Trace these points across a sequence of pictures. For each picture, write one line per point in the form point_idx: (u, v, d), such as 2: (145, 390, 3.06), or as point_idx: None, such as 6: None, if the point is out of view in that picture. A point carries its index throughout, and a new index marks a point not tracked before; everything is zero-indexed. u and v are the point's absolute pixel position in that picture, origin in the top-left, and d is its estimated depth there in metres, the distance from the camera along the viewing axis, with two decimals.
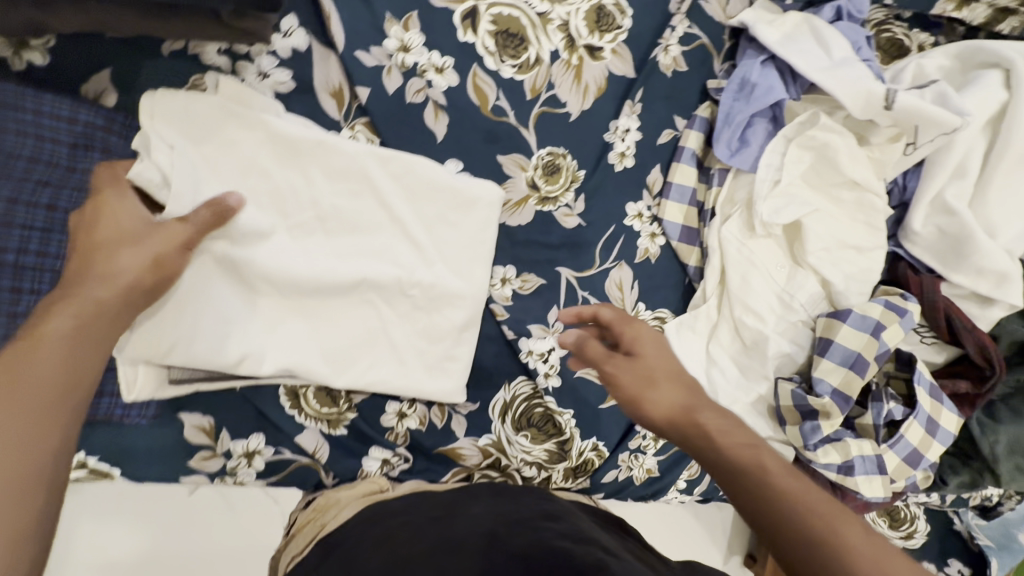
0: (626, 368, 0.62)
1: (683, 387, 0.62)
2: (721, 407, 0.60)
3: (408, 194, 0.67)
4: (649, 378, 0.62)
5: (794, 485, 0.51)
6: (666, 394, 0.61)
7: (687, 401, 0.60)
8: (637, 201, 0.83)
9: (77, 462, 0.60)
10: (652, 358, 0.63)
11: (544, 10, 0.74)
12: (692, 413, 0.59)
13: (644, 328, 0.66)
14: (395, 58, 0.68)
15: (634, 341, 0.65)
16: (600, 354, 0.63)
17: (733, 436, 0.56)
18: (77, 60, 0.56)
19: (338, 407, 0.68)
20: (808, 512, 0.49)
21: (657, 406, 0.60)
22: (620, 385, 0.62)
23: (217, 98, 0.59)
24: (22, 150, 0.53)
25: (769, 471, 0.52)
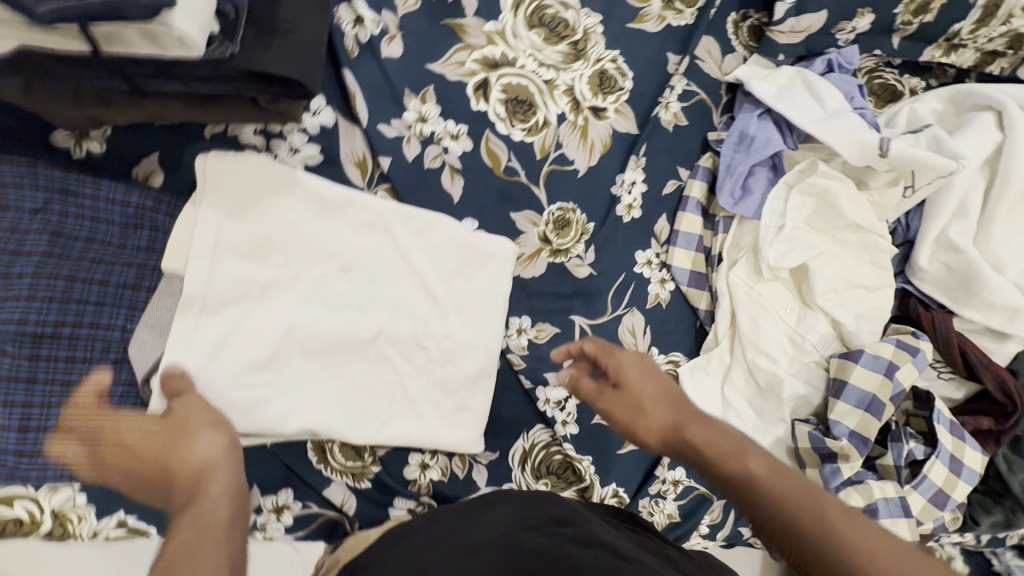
0: (614, 401, 0.67)
1: (670, 405, 0.65)
2: (708, 417, 0.63)
3: (428, 249, 0.70)
4: (637, 406, 0.66)
5: (776, 482, 0.55)
6: (656, 418, 0.65)
7: (673, 419, 0.64)
8: (646, 249, 0.86)
9: (116, 521, 0.60)
10: (638, 384, 0.67)
11: (550, 77, 0.80)
12: (682, 431, 0.63)
13: (627, 356, 0.68)
14: (413, 128, 0.73)
15: (619, 371, 0.67)
16: (592, 390, 0.68)
17: (720, 447, 0.60)
18: (131, 147, 0.62)
19: (362, 460, 0.70)
20: (791, 505, 0.53)
21: (651, 431, 0.64)
22: (616, 419, 0.67)
23: (259, 156, 0.63)
24: (81, 231, 0.58)
25: (753, 474, 0.56)
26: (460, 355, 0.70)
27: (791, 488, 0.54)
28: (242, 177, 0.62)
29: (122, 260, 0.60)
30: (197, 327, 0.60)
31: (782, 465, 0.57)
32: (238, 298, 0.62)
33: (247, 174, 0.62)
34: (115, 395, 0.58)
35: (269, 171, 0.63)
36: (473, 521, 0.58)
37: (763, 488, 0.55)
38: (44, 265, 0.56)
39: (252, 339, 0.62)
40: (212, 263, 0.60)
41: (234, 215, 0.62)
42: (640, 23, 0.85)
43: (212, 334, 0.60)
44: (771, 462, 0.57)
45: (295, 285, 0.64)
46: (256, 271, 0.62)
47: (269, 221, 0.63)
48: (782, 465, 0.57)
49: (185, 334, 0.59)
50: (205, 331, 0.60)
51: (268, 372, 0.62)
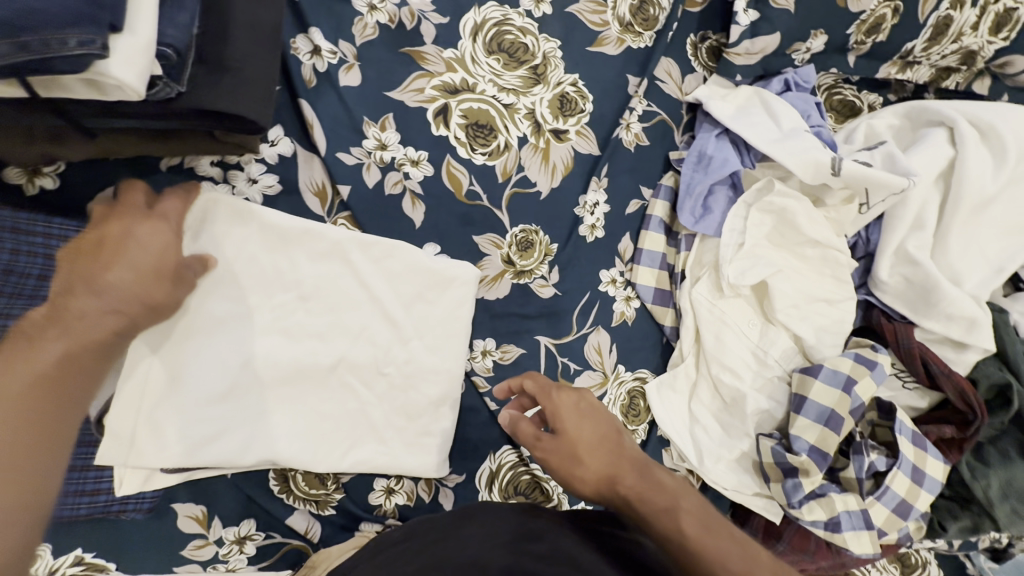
0: (553, 447, 0.65)
1: (608, 454, 0.65)
2: (642, 470, 0.64)
3: (388, 276, 0.70)
4: (573, 454, 0.64)
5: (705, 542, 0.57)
6: (594, 467, 0.64)
7: (609, 470, 0.64)
8: (610, 268, 0.87)
9: (72, 558, 0.60)
10: (575, 431, 0.65)
11: (510, 101, 0.81)
12: (618, 483, 0.63)
13: (565, 399, 0.67)
14: (373, 155, 0.74)
15: (556, 416, 0.66)
16: (531, 435, 0.67)
17: (656, 503, 0.61)
18: (85, 183, 0.62)
19: (326, 488, 0.70)
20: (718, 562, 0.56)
21: (586, 480, 0.63)
22: (553, 466, 0.65)
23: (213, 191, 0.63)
24: (33, 269, 0.58)
25: (685, 532, 0.58)
26: (421, 380, 0.71)
27: (721, 547, 0.57)
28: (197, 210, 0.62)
29: None
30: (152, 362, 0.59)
31: (713, 524, 0.60)
32: (193, 331, 0.61)
33: (202, 208, 0.63)
34: None
35: (224, 204, 0.63)
36: (433, 544, 0.57)
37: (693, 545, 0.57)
38: None
39: (208, 371, 0.62)
40: None
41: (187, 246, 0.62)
42: (599, 46, 0.86)
43: (167, 368, 0.60)
44: (702, 521, 0.60)
45: (253, 316, 0.64)
46: (212, 303, 0.62)
47: (224, 253, 0.63)
48: (712, 522, 0.60)
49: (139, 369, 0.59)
50: (161, 365, 0.60)
51: (225, 404, 0.62)
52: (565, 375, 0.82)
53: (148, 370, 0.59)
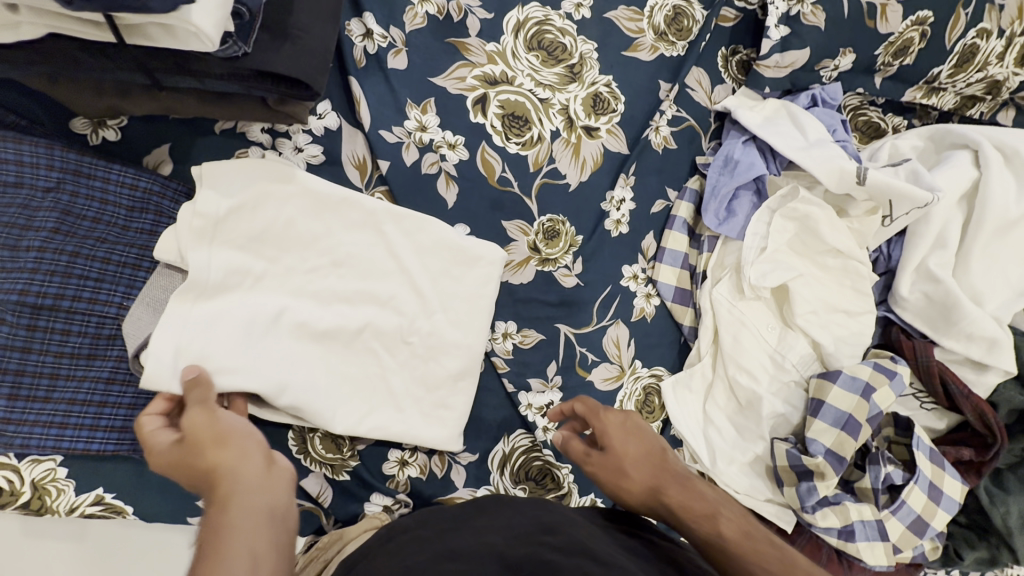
0: (600, 462, 0.68)
1: (652, 468, 0.66)
2: (685, 479, 0.65)
3: (418, 250, 0.73)
4: (620, 469, 0.67)
5: (745, 546, 0.58)
6: (638, 480, 0.66)
7: (653, 482, 0.65)
8: (632, 264, 0.89)
9: (94, 496, 0.61)
10: (621, 446, 0.68)
11: (546, 96, 0.84)
12: (661, 493, 0.64)
13: (611, 418, 0.70)
14: (413, 135, 0.77)
15: (604, 434, 0.69)
16: (580, 452, 0.70)
17: (696, 509, 0.62)
18: (144, 138, 0.66)
19: (341, 453, 0.71)
20: (757, 564, 0.56)
21: (632, 493, 0.66)
22: (601, 481, 0.68)
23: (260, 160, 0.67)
24: (89, 211, 0.61)
25: (725, 537, 0.59)
26: (443, 353, 0.72)
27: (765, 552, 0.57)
28: (246, 170, 0.66)
29: (125, 240, 0.62)
30: (190, 311, 0.61)
31: (751, 526, 0.60)
32: (230, 285, 0.64)
33: (252, 170, 0.66)
34: (104, 370, 0.60)
35: (273, 173, 0.66)
36: (458, 533, 0.57)
37: (732, 547, 0.58)
38: (52, 240, 0.59)
39: (240, 325, 0.63)
40: (197, 244, 0.62)
41: (232, 201, 0.64)
42: (634, 51, 0.90)
43: (204, 316, 0.61)
44: (740, 524, 0.60)
45: (288, 277, 0.67)
46: (247, 259, 0.65)
47: (268, 213, 0.66)
48: (753, 528, 0.60)
49: (174, 320, 0.60)
50: (197, 309, 0.61)
51: (254, 355, 0.63)
52: (582, 364, 0.83)
53: (175, 314, 0.60)
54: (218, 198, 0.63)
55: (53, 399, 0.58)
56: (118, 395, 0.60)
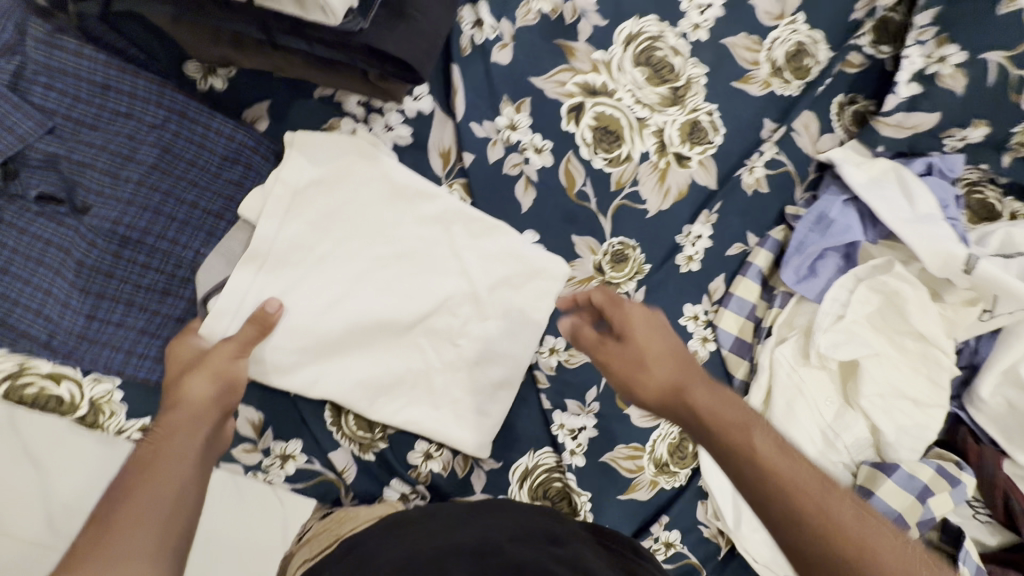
0: (617, 354, 0.62)
1: (676, 363, 0.59)
2: (712, 380, 0.58)
3: (482, 254, 0.70)
4: (638, 360, 0.60)
5: (790, 470, 0.49)
6: (658, 376, 0.59)
7: (677, 378, 0.58)
8: (695, 303, 0.85)
9: (140, 425, 0.63)
10: (645, 341, 0.61)
11: (643, 115, 0.81)
12: (686, 393, 0.57)
13: (636, 310, 0.63)
14: (502, 133, 0.76)
15: (626, 325, 0.63)
16: (593, 340, 0.64)
17: (727, 431, 0.53)
18: (245, 91, 0.67)
19: (372, 434, 0.71)
20: (799, 496, 0.47)
21: (651, 389, 0.59)
22: (614, 371, 0.62)
23: (349, 138, 0.67)
24: (186, 154, 0.63)
25: (758, 450, 0.50)
26: (489, 361, 0.71)
27: (813, 488, 0.48)
28: (332, 151, 0.66)
29: (214, 187, 0.64)
30: (253, 283, 0.62)
31: (789, 445, 0.51)
32: (296, 262, 0.63)
33: (339, 152, 0.66)
34: (175, 310, 0.62)
35: (356, 159, 0.66)
36: (462, 525, 0.58)
37: (766, 462, 0.49)
38: (150, 176, 0.61)
39: (301, 302, 0.63)
40: (272, 213, 0.63)
41: (314, 177, 0.65)
42: (745, 83, 0.85)
43: (263, 292, 0.62)
44: (776, 440, 0.52)
45: (351, 260, 0.65)
46: (317, 236, 0.64)
47: (342, 196, 0.66)
48: (792, 447, 0.51)
49: (240, 287, 0.61)
50: (266, 277, 0.62)
51: (308, 334, 0.63)
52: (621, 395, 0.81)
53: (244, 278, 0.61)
54: (305, 170, 0.64)
55: (124, 326, 0.60)
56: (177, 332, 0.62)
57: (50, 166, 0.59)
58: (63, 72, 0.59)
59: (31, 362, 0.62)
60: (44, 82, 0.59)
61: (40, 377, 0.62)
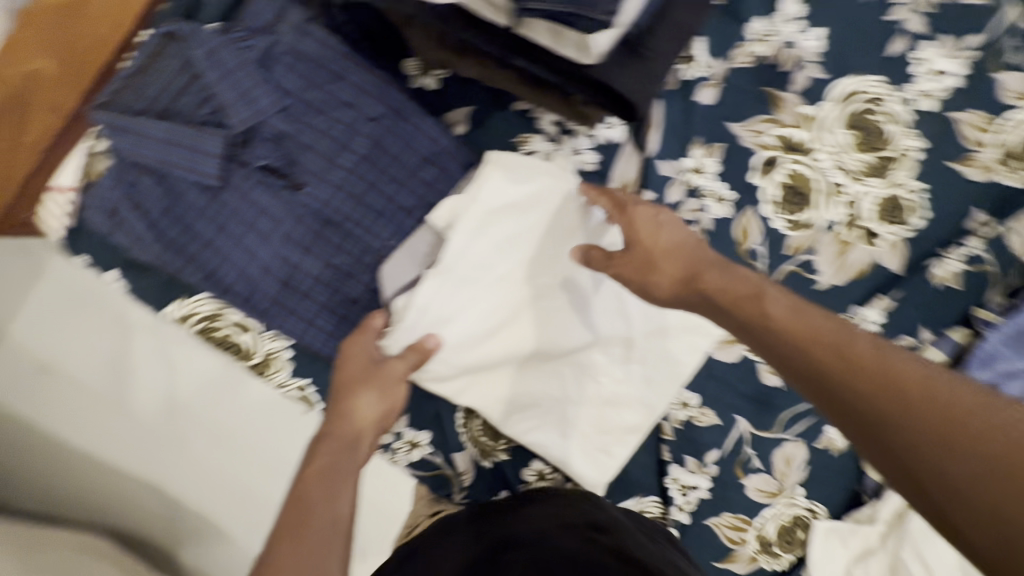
0: (626, 264, 0.60)
1: (689, 258, 0.57)
2: (725, 266, 0.56)
3: (643, 301, 0.68)
4: (649, 263, 0.59)
5: (863, 348, 0.43)
6: (669, 269, 0.58)
7: (690, 267, 0.57)
8: None
9: (300, 385, 0.69)
10: (649, 237, 0.59)
11: (839, 181, 0.73)
12: (697, 280, 0.56)
13: (641, 212, 0.60)
14: (686, 175, 0.73)
15: (631, 228, 0.60)
16: (601, 260, 0.61)
17: (805, 334, 0.46)
18: (452, 94, 0.69)
19: (495, 442, 0.74)
20: (847, 375, 0.42)
21: (664, 286, 0.58)
22: (627, 279, 0.60)
23: (550, 164, 0.66)
24: (393, 149, 0.65)
25: (770, 314, 0.49)
26: (624, 405, 0.69)
27: (823, 329, 0.46)
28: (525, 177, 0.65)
29: (409, 185, 0.66)
30: (437, 296, 0.63)
31: (804, 304, 0.50)
32: (475, 280, 0.64)
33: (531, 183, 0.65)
34: (353, 292, 0.65)
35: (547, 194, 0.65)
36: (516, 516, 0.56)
37: (784, 329, 0.48)
38: (360, 166, 0.65)
39: (471, 318, 0.65)
40: (465, 229, 0.63)
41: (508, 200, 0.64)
42: (965, 164, 0.72)
43: (442, 308, 0.63)
44: (790, 302, 0.50)
45: (521, 286, 0.66)
46: (497, 258, 0.65)
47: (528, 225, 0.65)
48: (807, 306, 0.49)
49: (427, 298, 0.62)
50: (448, 291, 0.63)
51: (472, 350, 0.65)
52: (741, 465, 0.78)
53: (432, 289, 0.62)
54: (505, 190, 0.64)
55: (309, 299, 0.65)
56: (353, 315, 0.65)
57: (277, 141, 0.64)
58: (308, 58, 0.64)
59: (224, 310, 0.69)
60: (289, 64, 0.64)
61: (230, 325, 0.69)
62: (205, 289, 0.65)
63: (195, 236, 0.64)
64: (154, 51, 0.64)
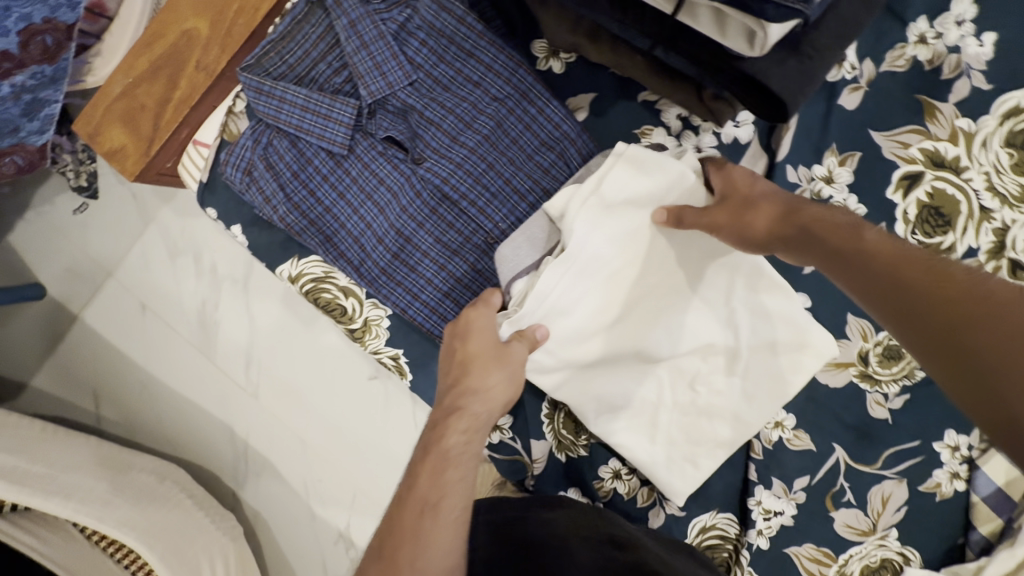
0: (722, 213, 0.57)
1: (783, 199, 0.55)
2: (824, 205, 0.54)
3: (754, 311, 0.64)
4: (746, 201, 0.56)
5: (961, 277, 0.42)
6: (766, 208, 0.55)
7: (785, 203, 0.54)
8: (961, 432, 0.71)
9: (394, 353, 0.71)
10: (743, 183, 0.58)
11: (990, 206, 0.65)
12: (794, 216, 0.53)
13: (741, 167, 0.59)
14: (815, 183, 0.68)
15: (727, 178, 0.59)
16: (692, 209, 0.59)
17: (900, 268, 0.43)
18: (577, 79, 0.68)
19: (575, 438, 0.72)
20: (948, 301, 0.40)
21: (758, 226, 0.55)
22: (718, 227, 0.58)
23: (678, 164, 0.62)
24: (514, 131, 0.65)
25: (869, 245, 0.46)
26: (718, 418, 0.66)
27: (929, 268, 0.43)
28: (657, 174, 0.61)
29: (526, 168, 0.65)
30: (557, 286, 0.61)
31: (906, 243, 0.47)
32: (592, 272, 0.62)
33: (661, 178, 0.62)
34: (459, 270, 0.66)
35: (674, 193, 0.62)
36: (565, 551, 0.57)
37: (887, 259, 0.45)
38: (481, 146, 0.65)
39: (580, 310, 0.63)
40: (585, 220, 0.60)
41: (635, 194, 0.62)
42: None
43: (558, 300, 0.61)
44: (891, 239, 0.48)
45: (636, 282, 0.64)
46: (615, 248, 0.63)
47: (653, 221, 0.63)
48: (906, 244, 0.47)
49: (545, 286, 0.60)
50: (567, 279, 0.61)
51: (576, 343, 0.64)
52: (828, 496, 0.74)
53: (553, 275, 0.60)
54: (631, 184, 0.61)
55: (417, 272, 0.66)
56: (457, 295, 0.66)
57: (403, 114, 0.66)
58: (442, 34, 0.64)
59: (333, 272, 0.71)
60: (422, 39, 0.65)
61: (336, 287, 0.71)
62: (321, 253, 0.67)
63: (318, 201, 0.66)
64: (300, 18, 0.65)
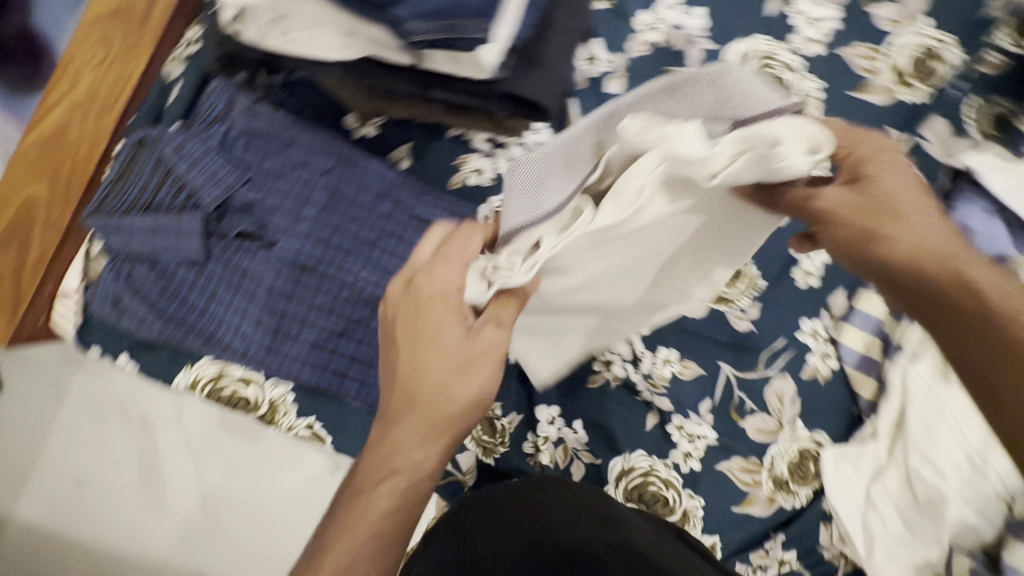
0: (849, 201, 0.52)
1: (889, 157, 0.54)
2: (901, 162, 0.54)
3: (695, 252, 0.59)
4: (876, 201, 0.51)
5: (944, 241, 0.51)
6: (881, 188, 0.52)
7: (884, 194, 0.52)
8: (813, 318, 0.83)
9: (307, 423, 0.76)
10: (890, 184, 0.52)
11: None
12: (868, 183, 0.52)
13: (873, 138, 0.54)
14: None
15: (861, 162, 0.53)
16: (800, 195, 0.52)
17: (920, 260, 0.50)
18: (392, 135, 0.78)
19: (494, 438, 0.81)
20: (957, 290, 0.49)
21: (846, 209, 0.52)
22: (827, 230, 0.53)
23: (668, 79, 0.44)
24: (348, 192, 0.73)
25: (891, 194, 0.52)
26: None
27: (937, 254, 0.51)
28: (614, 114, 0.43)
29: (369, 220, 0.73)
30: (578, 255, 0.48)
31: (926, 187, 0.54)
32: (618, 246, 0.52)
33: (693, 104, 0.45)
34: (338, 326, 0.72)
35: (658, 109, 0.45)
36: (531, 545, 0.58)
37: (877, 232, 0.51)
38: (322, 215, 0.72)
39: (571, 274, 0.54)
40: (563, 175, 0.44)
41: (613, 123, 0.44)
42: (864, 92, 0.82)
43: (563, 265, 0.51)
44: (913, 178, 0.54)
45: (638, 250, 0.54)
46: (599, 242, 0.48)
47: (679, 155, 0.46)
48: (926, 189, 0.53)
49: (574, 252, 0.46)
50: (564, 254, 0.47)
51: (563, 293, 0.57)
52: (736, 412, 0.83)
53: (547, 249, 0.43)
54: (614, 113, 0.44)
55: (301, 339, 0.72)
56: (344, 347, 0.73)
57: (247, 209, 0.73)
58: (260, 134, 0.73)
59: (226, 369, 0.75)
60: (245, 143, 0.73)
61: (234, 381, 0.75)
62: (209, 352, 0.73)
63: (192, 308, 0.71)
64: (128, 158, 0.73)
